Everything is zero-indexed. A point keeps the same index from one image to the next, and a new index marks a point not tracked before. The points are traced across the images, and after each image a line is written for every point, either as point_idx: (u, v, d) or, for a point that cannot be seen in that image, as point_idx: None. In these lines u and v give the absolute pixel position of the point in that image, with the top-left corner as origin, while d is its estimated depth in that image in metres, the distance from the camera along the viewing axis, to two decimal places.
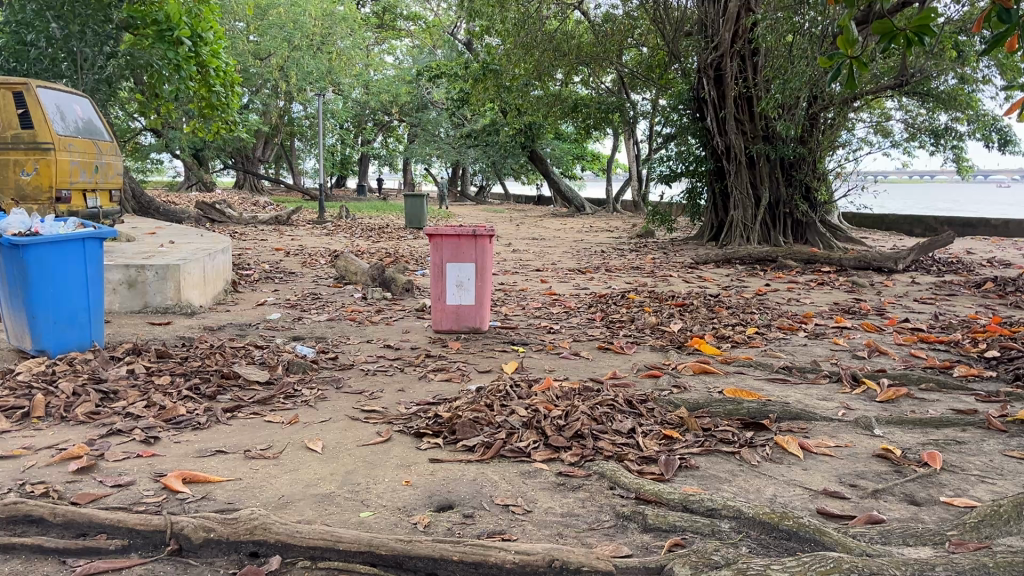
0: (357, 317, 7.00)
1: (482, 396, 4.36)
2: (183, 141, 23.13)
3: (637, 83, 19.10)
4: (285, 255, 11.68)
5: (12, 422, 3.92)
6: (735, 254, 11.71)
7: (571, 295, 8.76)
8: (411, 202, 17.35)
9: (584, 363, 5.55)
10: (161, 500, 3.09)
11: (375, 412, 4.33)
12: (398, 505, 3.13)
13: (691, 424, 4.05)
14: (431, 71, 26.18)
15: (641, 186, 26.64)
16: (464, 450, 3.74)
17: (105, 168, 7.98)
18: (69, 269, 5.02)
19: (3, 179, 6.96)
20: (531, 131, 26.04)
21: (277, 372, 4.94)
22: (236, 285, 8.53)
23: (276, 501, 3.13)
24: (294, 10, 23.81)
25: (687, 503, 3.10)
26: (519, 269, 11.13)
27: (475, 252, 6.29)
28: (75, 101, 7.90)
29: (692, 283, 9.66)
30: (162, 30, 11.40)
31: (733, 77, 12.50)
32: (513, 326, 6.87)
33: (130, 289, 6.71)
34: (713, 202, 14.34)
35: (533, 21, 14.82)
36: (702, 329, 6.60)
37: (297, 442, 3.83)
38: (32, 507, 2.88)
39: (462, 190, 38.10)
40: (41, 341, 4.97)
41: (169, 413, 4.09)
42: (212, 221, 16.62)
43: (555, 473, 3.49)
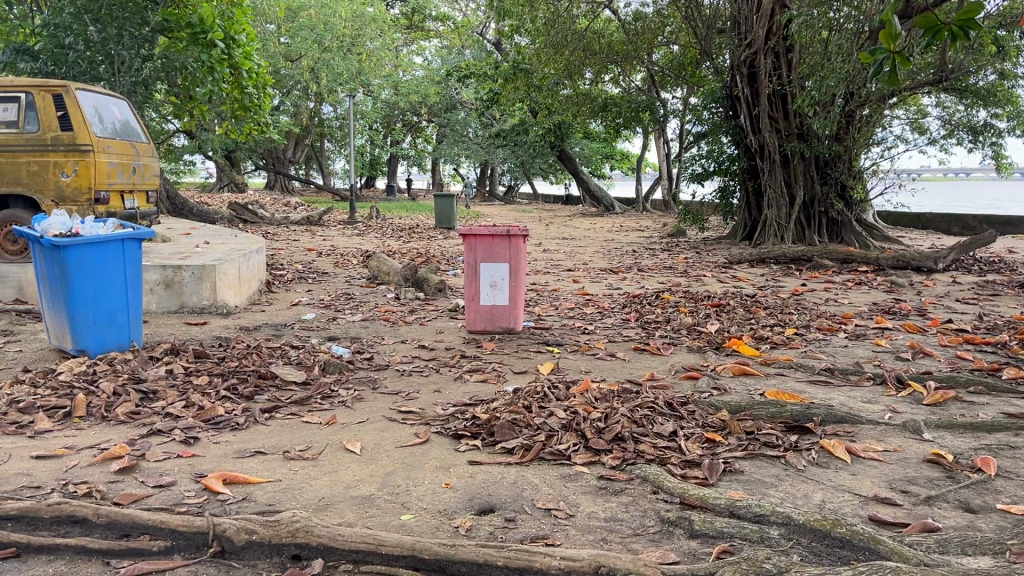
0: (391, 317, 7.00)
1: (521, 397, 4.31)
2: (216, 141, 23.39)
3: (667, 82, 18.94)
4: (318, 255, 11.73)
5: (54, 422, 3.95)
6: (770, 254, 11.55)
7: (604, 295, 8.70)
8: (441, 202, 17.38)
9: (621, 364, 5.48)
10: (203, 501, 3.09)
11: (412, 413, 4.30)
12: (439, 508, 3.10)
13: (733, 427, 3.98)
14: (461, 71, 26.21)
15: (671, 185, 26.45)
16: (503, 452, 3.70)
17: (143, 169, 8.03)
18: (108, 270, 5.07)
19: (43, 180, 7.02)
20: (560, 130, 25.96)
21: (313, 372, 4.94)
22: (270, 286, 8.58)
23: (317, 503, 3.11)
24: (325, 13, 23.92)
25: (734, 508, 3.02)
26: (551, 269, 11.07)
27: (509, 252, 6.25)
28: (113, 104, 7.98)
29: (726, 283, 9.54)
30: (196, 33, 11.71)
31: (767, 74, 12.30)
32: (548, 326, 6.81)
33: (167, 289, 6.77)
34: (746, 200, 14.16)
35: (563, 20, 14.73)
36: (739, 330, 6.51)
37: (335, 443, 3.82)
38: (76, 507, 2.87)
39: (491, 190, 38.13)
40: (82, 341, 5.01)
41: (209, 413, 4.10)
42: (245, 222, 16.79)
43: (596, 476, 3.44)
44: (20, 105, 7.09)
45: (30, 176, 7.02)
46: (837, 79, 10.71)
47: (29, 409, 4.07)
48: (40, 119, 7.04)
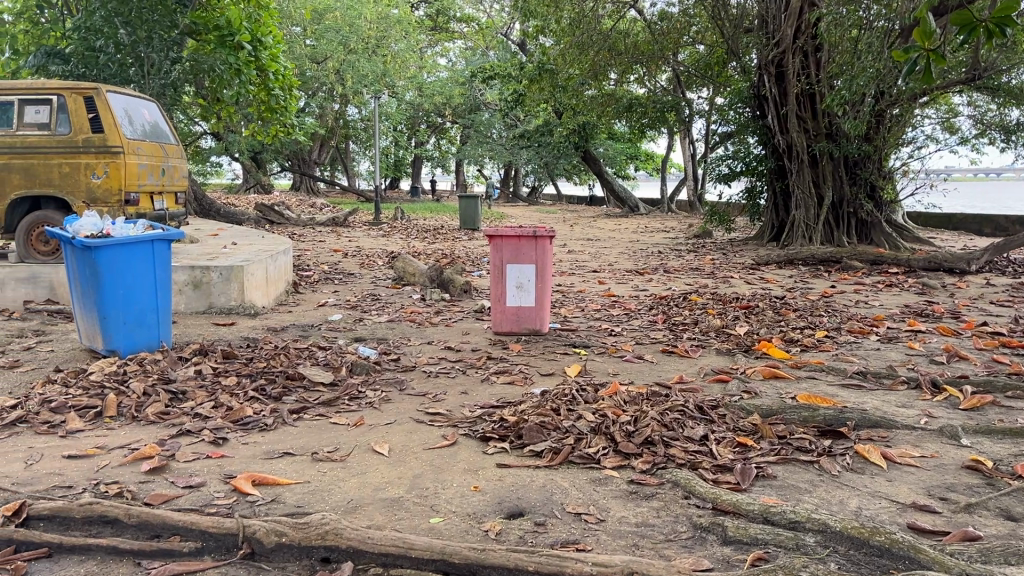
0: (417, 318, 6.99)
1: (548, 400, 4.27)
2: (243, 143, 23.59)
3: (693, 82, 18.81)
4: (343, 256, 11.78)
5: (85, 422, 3.97)
6: (798, 255, 11.42)
7: (630, 296, 8.64)
8: (465, 204, 17.39)
9: (649, 366, 5.42)
10: (232, 502, 3.09)
11: (439, 415, 4.28)
12: (468, 511, 3.07)
13: (766, 431, 3.91)
14: (485, 72, 26.23)
15: (697, 186, 26.28)
16: (532, 455, 3.67)
17: (172, 171, 8.10)
18: (138, 270, 5.11)
19: (75, 181, 7.10)
20: (585, 131, 25.89)
21: (341, 373, 4.94)
22: (297, 286, 8.62)
23: (346, 505, 3.09)
24: (351, 14, 23.99)
25: (768, 514, 2.97)
26: (576, 270, 11.02)
27: (535, 253, 6.21)
28: (143, 106, 8.04)
29: (754, 284, 9.44)
30: (224, 35, 11.98)
31: (795, 74, 12.18)
32: (574, 328, 6.77)
33: (195, 290, 6.82)
34: (774, 201, 14.00)
35: (589, 20, 14.65)
36: (769, 332, 6.42)
37: (364, 445, 3.80)
38: (107, 508, 2.88)
39: (515, 191, 38.10)
40: (112, 341, 5.05)
41: (237, 414, 4.11)
42: (272, 223, 16.93)
43: (626, 480, 3.39)
44: (51, 108, 7.14)
45: (63, 177, 7.10)
46: (868, 78, 10.55)
47: (61, 409, 4.10)
48: (72, 121, 7.10)
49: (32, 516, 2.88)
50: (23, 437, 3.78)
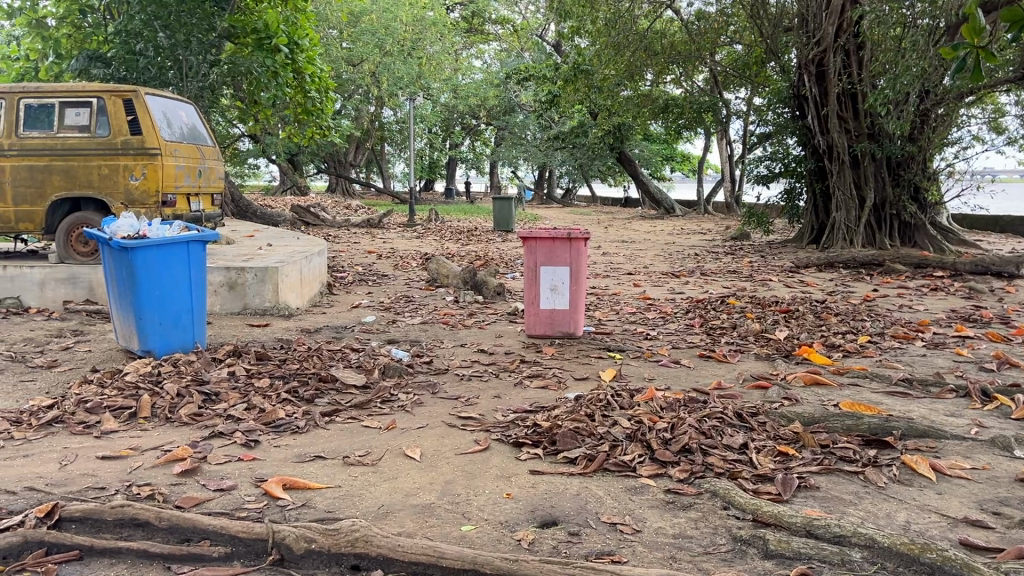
0: (451, 321, 6.94)
1: (583, 405, 4.19)
2: (280, 145, 23.81)
3: (730, 82, 18.56)
4: (378, 258, 11.80)
5: (120, 423, 3.99)
6: (839, 258, 11.18)
7: (666, 299, 8.51)
8: (499, 205, 17.33)
9: (686, 371, 5.31)
10: (263, 506, 3.06)
11: (472, 419, 4.22)
12: (501, 519, 3.00)
13: (807, 440, 3.79)
14: (521, 74, 26.15)
15: (734, 187, 25.92)
16: (566, 462, 3.59)
17: (208, 173, 8.16)
18: (173, 271, 5.13)
19: (114, 183, 7.17)
20: (620, 132, 25.66)
21: (373, 376, 4.90)
22: (331, 288, 8.62)
23: (376, 511, 3.04)
24: (387, 17, 24.04)
25: (811, 527, 2.86)
26: (611, 273, 10.90)
27: (569, 255, 6.13)
28: (180, 108, 8.09)
29: (794, 288, 9.24)
30: (261, 39, 12.24)
31: (836, 73, 11.96)
32: (609, 332, 6.67)
33: (231, 291, 6.85)
34: (814, 203, 13.75)
35: (625, 21, 14.47)
36: (809, 337, 6.26)
37: (395, 449, 3.76)
38: (139, 510, 2.86)
39: (549, 193, 37.96)
40: (148, 342, 5.06)
41: (269, 416, 4.08)
42: (307, 224, 17.07)
43: (663, 490, 3.30)
44: (91, 110, 7.20)
45: (102, 179, 7.17)
46: (912, 77, 10.28)
47: (96, 409, 4.12)
48: (111, 124, 7.17)
49: (65, 518, 2.88)
50: (59, 437, 3.79)
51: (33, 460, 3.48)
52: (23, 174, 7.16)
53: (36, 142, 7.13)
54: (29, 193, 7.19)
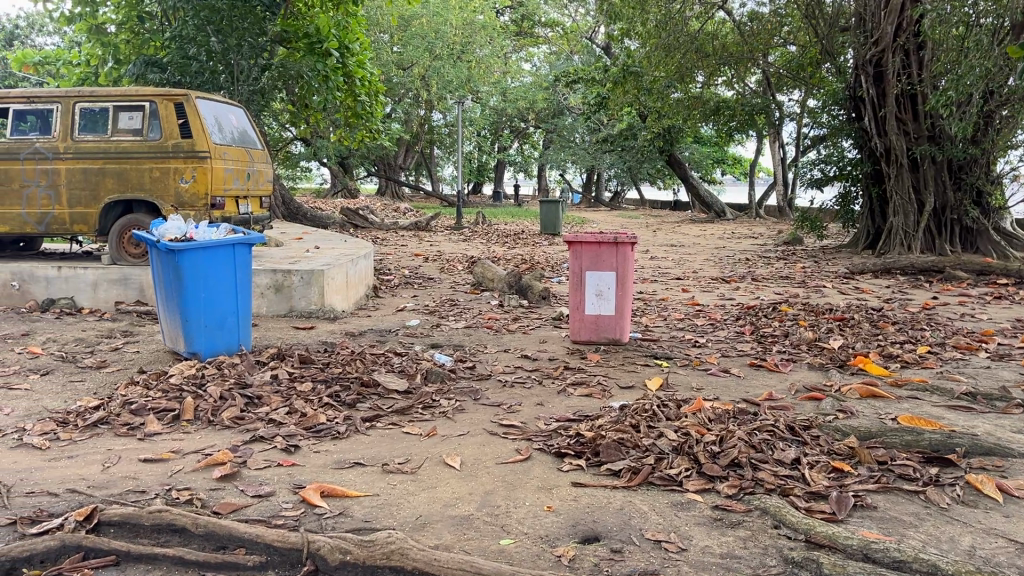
0: (494, 325, 6.88)
1: (628, 415, 4.07)
2: (330, 147, 24.06)
3: (785, 83, 18.15)
4: (424, 260, 11.81)
5: (163, 425, 4.01)
6: (896, 264, 10.85)
7: (715, 306, 8.32)
8: (546, 208, 17.23)
9: (736, 381, 5.15)
10: (300, 514, 3.02)
11: (514, 427, 4.14)
12: (541, 533, 2.91)
13: (864, 456, 3.62)
14: (570, 76, 26.01)
15: (787, 191, 25.39)
16: (609, 475, 3.48)
17: (257, 175, 8.22)
18: (219, 274, 5.17)
19: (165, 186, 7.29)
20: (670, 135, 25.34)
21: (415, 380, 4.86)
22: (377, 290, 8.62)
23: (414, 522, 2.98)
24: (437, 21, 24.07)
25: (868, 551, 2.71)
26: (659, 278, 10.73)
27: (616, 260, 6.00)
28: (231, 111, 8.17)
29: (849, 295, 8.95)
30: (312, 43, 12.55)
31: (895, 73, 11.64)
32: (656, 339, 6.52)
33: (277, 293, 6.89)
34: (870, 207, 13.36)
35: (676, 22, 14.26)
36: (866, 347, 6.04)
37: (435, 457, 3.69)
38: (176, 516, 2.85)
39: (597, 196, 37.68)
40: (193, 344, 5.09)
41: (310, 421, 4.06)
42: (356, 226, 17.23)
43: (711, 506, 3.17)
44: (143, 114, 7.29)
45: (153, 182, 7.29)
46: (976, 77, 9.86)
47: (141, 411, 4.15)
48: (162, 127, 7.26)
49: (104, 522, 2.87)
50: (104, 438, 3.82)
51: (76, 462, 3.50)
52: (79, 177, 7.31)
53: (90, 145, 7.26)
54: (84, 196, 7.34)
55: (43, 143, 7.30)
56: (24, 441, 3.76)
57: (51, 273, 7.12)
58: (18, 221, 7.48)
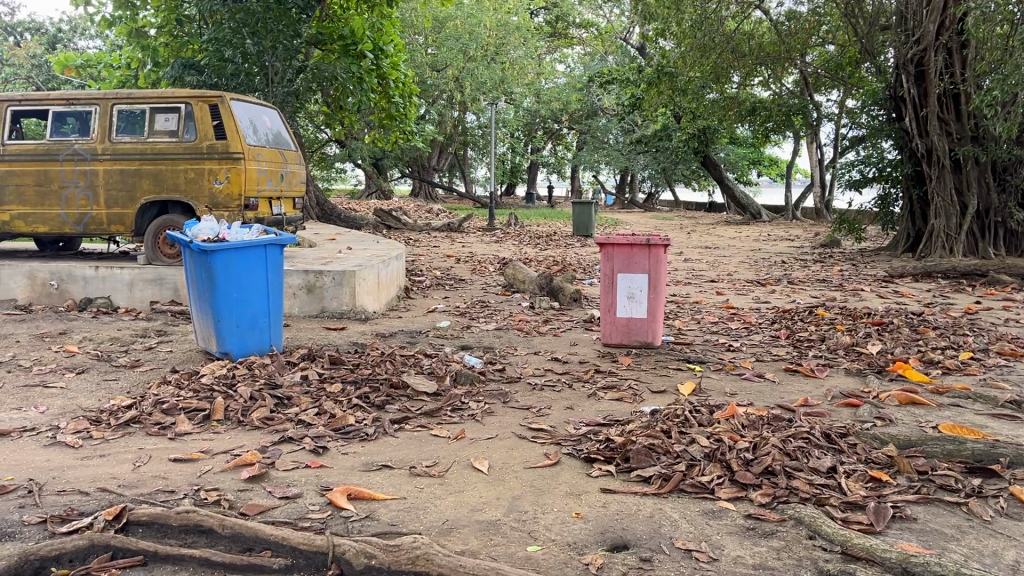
0: (525, 327, 6.84)
1: (659, 421, 4.00)
2: (365, 149, 24.22)
3: (823, 83, 17.88)
4: (456, 262, 11.81)
5: (193, 424, 4.03)
6: (937, 267, 10.60)
7: (750, 309, 8.19)
8: (579, 210, 17.14)
9: (771, 386, 5.05)
10: (327, 516, 3.01)
11: (543, 431, 4.09)
12: (569, 541, 2.87)
13: (903, 465, 3.52)
14: (605, 77, 25.88)
15: (825, 193, 25.01)
16: (639, 481, 3.42)
17: (291, 176, 8.28)
18: (252, 275, 5.20)
19: (199, 188, 7.36)
20: (705, 136, 25.09)
21: (445, 383, 4.83)
22: (408, 291, 8.63)
23: (440, 526, 2.95)
24: (471, 22, 24.13)
25: (908, 565, 2.62)
26: (693, 280, 10.60)
27: (648, 262, 5.93)
28: (265, 113, 8.24)
29: (888, 299, 8.76)
30: (348, 45, 12.74)
31: (937, 73, 11.41)
32: (689, 342, 6.42)
33: (309, 293, 6.92)
34: (910, 210, 13.08)
35: (711, 23, 14.10)
36: (905, 352, 5.90)
37: (463, 461, 3.66)
38: (203, 517, 2.85)
39: (630, 197, 37.47)
40: (225, 344, 5.13)
41: (339, 422, 4.06)
42: (389, 227, 17.31)
43: (743, 515, 3.10)
44: (180, 116, 7.39)
45: (188, 183, 7.37)
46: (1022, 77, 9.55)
47: (172, 411, 4.18)
48: (198, 129, 7.34)
49: (133, 522, 2.88)
50: (135, 437, 3.86)
51: (108, 461, 3.53)
52: (116, 178, 7.42)
53: (128, 146, 7.37)
54: (121, 197, 7.45)
55: (82, 144, 7.41)
56: (58, 439, 3.80)
57: (88, 273, 7.23)
58: (57, 222, 7.59)
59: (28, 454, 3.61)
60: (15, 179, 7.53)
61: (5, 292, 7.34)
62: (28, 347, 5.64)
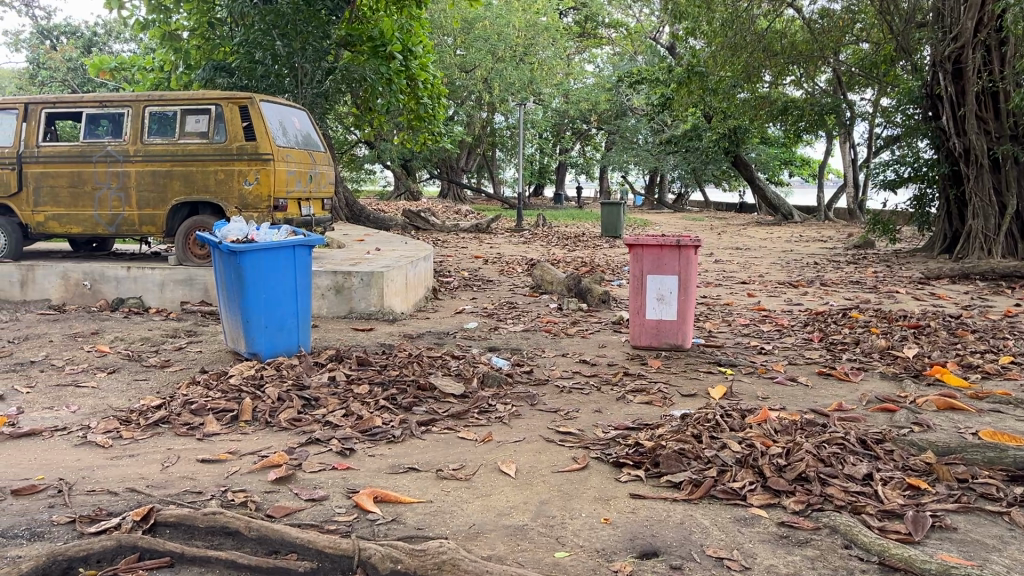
0: (553, 329, 6.79)
1: (690, 425, 3.92)
2: (394, 150, 24.32)
3: (857, 81, 17.62)
4: (484, 263, 11.80)
5: (221, 425, 4.04)
6: (975, 269, 10.36)
7: (782, 311, 8.07)
8: (608, 210, 17.06)
9: (804, 390, 4.95)
10: (352, 520, 2.99)
11: (571, 434, 4.04)
12: (598, 547, 2.81)
13: (942, 473, 3.42)
14: (634, 77, 25.75)
15: (858, 193, 24.64)
16: (669, 486, 3.35)
17: (319, 177, 8.31)
18: (281, 275, 5.21)
19: (229, 188, 7.42)
20: (736, 135, 24.86)
21: (472, 385, 4.80)
22: (436, 293, 8.61)
23: (467, 530, 2.92)
24: (500, 23, 24.12)
25: None
26: (724, 282, 10.48)
27: (678, 263, 5.86)
28: (295, 114, 8.27)
29: (924, 301, 8.59)
30: (377, 46, 12.85)
31: (976, 70, 11.16)
32: (720, 345, 6.33)
33: (337, 294, 6.93)
34: (947, 210, 12.80)
35: (742, 21, 13.92)
36: (943, 355, 5.76)
37: (490, 464, 3.62)
38: (229, 519, 2.84)
39: (659, 198, 37.22)
40: (255, 344, 5.15)
41: (366, 424, 4.04)
42: (418, 228, 17.37)
43: (777, 522, 3.02)
44: (210, 117, 7.44)
45: (218, 184, 7.42)
46: None
47: (200, 411, 4.19)
48: (228, 130, 7.39)
49: (160, 523, 2.88)
50: (164, 438, 3.87)
51: (137, 461, 3.55)
52: (148, 179, 7.50)
53: (160, 148, 7.44)
54: (153, 198, 7.54)
55: (114, 146, 7.49)
56: (88, 439, 3.83)
57: (120, 273, 7.32)
58: (90, 223, 7.68)
59: (59, 454, 3.64)
60: (49, 179, 7.63)
61: (39, 292, 7.45)
62: (62, 346, 5.71)
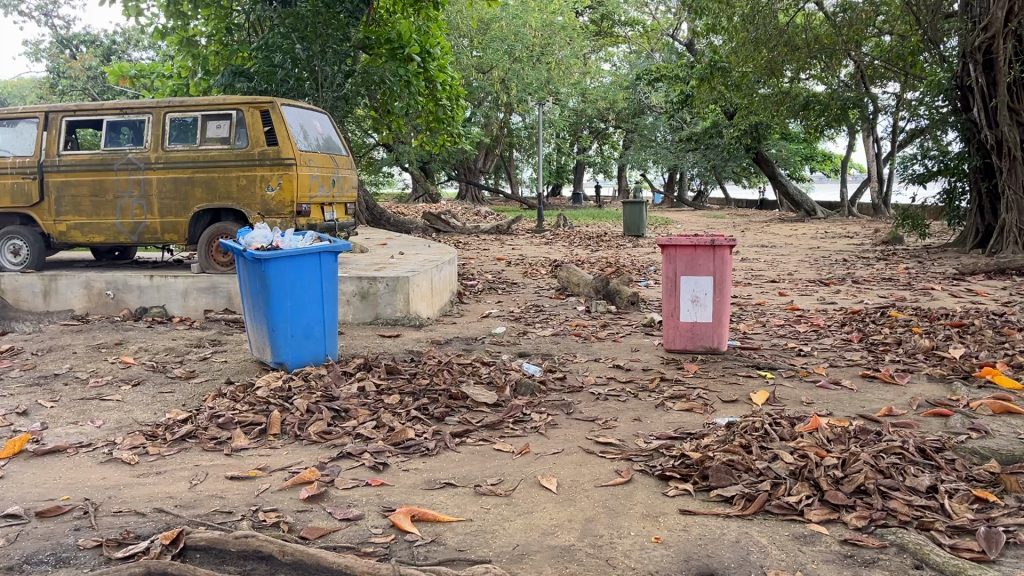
0: (583, 333, 6.62)
1: (737, 435, 3.75)
2: (412, 153, 24.30)
3: (881, 75, 17.35)
4: (507, 264, 11.66)
5: (250, 440, 3.91)
6: (1011, 264, 10.08)
7: (817, 310, 7.86)
8: (630, 210, 16.72)
9: (849, 395, 4.75)
10: (390, 541, 2.84)
11: (611, 445, 3.87)
12: (651, 569, 2.65)
13: (1011, 484, 3.22)
14: (652, 75, 25.53)
15: (883, 188, 24.29)
16: (720, 501, 3.18)
17: (342, 182, 8.20)
18: (307, 282, 5.08)
19: (251, 194, 7.31)
20: (757, 131, 24.55)
21: (505, 394, 4.64)
22: (461, 296, 8.47)
23: (511, 552, 2.77)
24: (516, 23, 24.00)
25: None
26: (752, 281, 10.26)
27: (713, 264, 5.68)
28: (316, 117, 8.16)
29: (962, 298, 8.33)
30: (395, 48, 12.79)
31: (1006, 61, 10.90)
32: (756, 347, 6.13)
33: (362, 301, 6.80)
34: (978, 203, 12.50)
35: (763, 15, 13.73)
36: (992, 355, 5.53)
37: (530, 478, 3.47)
38: (262, 542, 2.70)
39: (679, 196, 36.97)
40: (281, 354, 5.03)
41: (399, 436, 3.89)
42: (438, 231, 17.27)
43: (839, 540, 2.84)
44: (231, 123, 7.35)
45: (240, 190, 7.32)
46: None
47: (228, 425, 4.06)
48: (249, 135, 7.30)
49: (190, 546, 2.75)
50: (191, 454, 3.75)
51: (165, 479, 3.43)
52: (169, 186, 7.41)
53: (180, 155, 7.35)
54: (175, 205, 7.45)
55: (136, 154, 7.42)
56: (114, 456, 3.71)
57: (143, 282, 7.24)
58: (112, 232, 7.61)
59: (85, 472, 3.53)
60: (71, 189, 7.55)
61: (62, 302, 7.39)
62: (85, 358, 5.61)
